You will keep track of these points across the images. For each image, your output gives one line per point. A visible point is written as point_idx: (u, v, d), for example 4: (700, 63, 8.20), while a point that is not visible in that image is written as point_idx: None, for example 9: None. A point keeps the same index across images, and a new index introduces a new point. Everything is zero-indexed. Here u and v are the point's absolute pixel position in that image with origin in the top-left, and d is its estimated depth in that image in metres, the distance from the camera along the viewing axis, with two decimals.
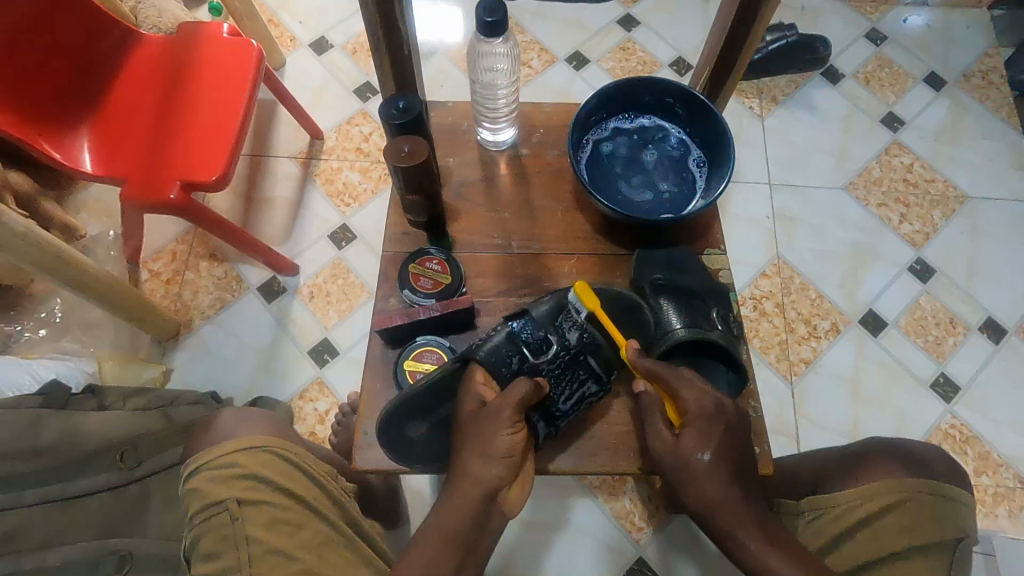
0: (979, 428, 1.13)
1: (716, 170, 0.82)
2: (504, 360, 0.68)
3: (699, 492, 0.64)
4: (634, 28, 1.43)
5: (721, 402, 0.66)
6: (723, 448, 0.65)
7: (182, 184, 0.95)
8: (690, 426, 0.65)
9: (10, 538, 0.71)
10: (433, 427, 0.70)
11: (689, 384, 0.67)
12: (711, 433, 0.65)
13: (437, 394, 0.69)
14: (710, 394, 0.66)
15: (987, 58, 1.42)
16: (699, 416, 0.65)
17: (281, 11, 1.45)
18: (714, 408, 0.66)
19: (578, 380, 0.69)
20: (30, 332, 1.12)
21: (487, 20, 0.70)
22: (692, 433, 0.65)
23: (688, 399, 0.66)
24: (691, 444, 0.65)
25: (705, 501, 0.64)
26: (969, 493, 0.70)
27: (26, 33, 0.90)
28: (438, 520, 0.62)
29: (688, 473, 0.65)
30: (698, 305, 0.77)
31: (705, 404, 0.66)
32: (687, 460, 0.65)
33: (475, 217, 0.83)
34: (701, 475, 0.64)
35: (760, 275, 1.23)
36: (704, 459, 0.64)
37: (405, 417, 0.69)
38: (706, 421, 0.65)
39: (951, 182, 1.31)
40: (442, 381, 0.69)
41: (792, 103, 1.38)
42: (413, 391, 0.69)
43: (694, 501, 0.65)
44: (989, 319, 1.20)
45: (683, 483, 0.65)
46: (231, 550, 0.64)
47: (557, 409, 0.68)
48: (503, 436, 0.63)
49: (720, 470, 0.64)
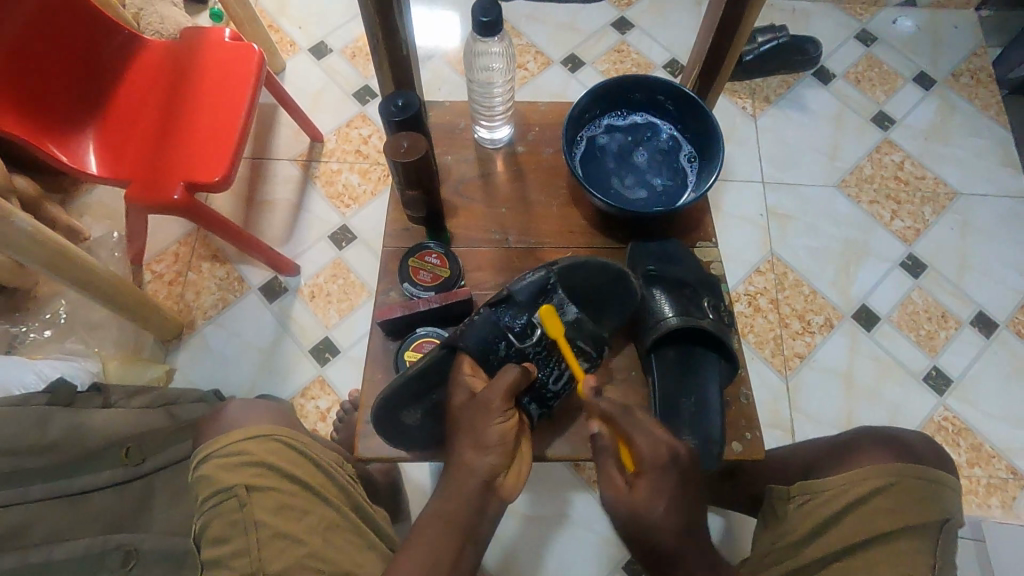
0: (971, 420, 1.14)
1: (707, 165, 0.84)
2: (490, 343, 0.70)
3: (652, 543, 0.62)
4: (628, 30, 1.45)
5: (675, 450, 0.63)
6: (676, 495, 0.62)
7: (185, 185, 0.97)
8: (644, 476, 0.62)
9: (18, 532, 0.72)
10: (427, 413, 0.71)
11: (644, 431, 0.63)
12: (663, 485, 0.62)
13: (426, 380, 0.70)
14: (668, 442, 0.63)
15: (975, 58, 1.44)
16: (653, 466, 0.62)
17: (281, 17, 1.47)
18: (668, 457, 0.62)
19: (566, 360, 0.71)
20: (35, 333, 1.14)
21: (482, 20, 0.72)
22: (645, 484, 0.62)
23: (642, 447, 0.63)
24: (644, 497, 0.62)
25: (657, 550, 0.62)
26: (953, 477, 0.72)
27: (34, 38, 0.92)
28: (439, 504, 0.64)
29: (639, 523, 0.62)
30: (691, 296, 0.79)
31: (660, 453, 0.62)
32: (640, 508, 0.62)
33: (473, 213, 0.85)
34: (654, 526, 0.61)
35: (753, 271, 1.25)
36: (657, 511, 0.61)
37: (400, 406, 0.70)
38: (659, 472, 0.62)
39: (941, 178, 1.33)
40: (430, 368, 0.70)
41: (784, 103, 1.40)
42: (404, 376, 0.69)
43: (643, 548, 0.63)
44: (980, 313, 1.22)
45: (633, 532, 0.63)
46: (240, 534, 0.66)
47: (547, 389, 0.70)
48: (494, 425, 0.65)
49: (671, 519, 0.61)
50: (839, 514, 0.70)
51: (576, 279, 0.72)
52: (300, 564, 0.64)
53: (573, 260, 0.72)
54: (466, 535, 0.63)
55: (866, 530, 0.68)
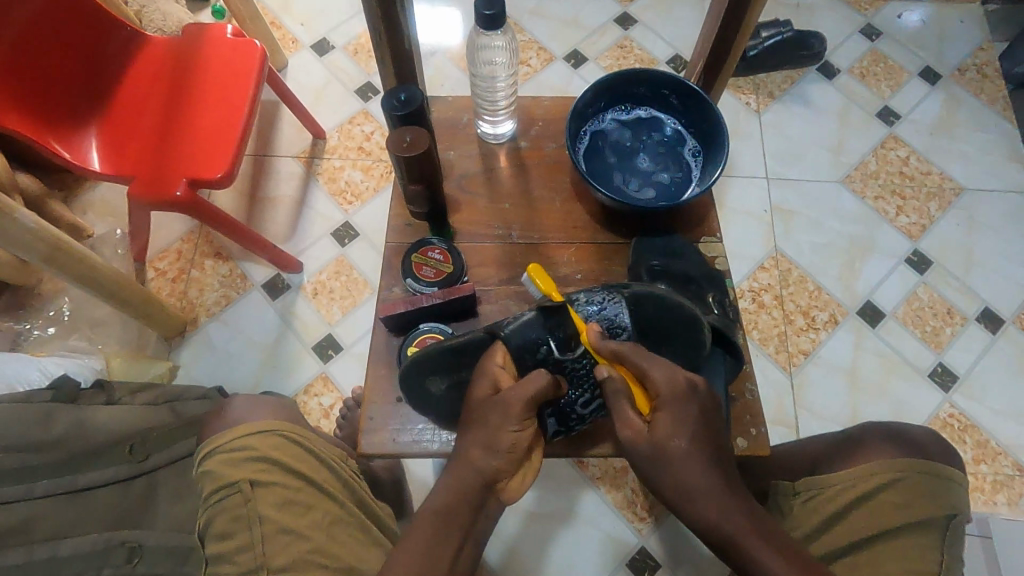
0: (977, 417, 1.14)
1: (712, 160, 0.84)
2: (531, 343, 0.68)
3: (679, 482, 0.62)
4: (631, 26, 1.45)
5: (692, 381, 0.65)
6: (696, 428, 0.63)
7: (189, 182, 0.97)
8: (662, 409, 0.63)
9: (21, 529, 0.70)
10: (451, 386, 0.71)
11: (659, 363, 0.64)
12: (684, 418, 0.63)
13: (459, 356, 0.70)
14: (679, 372, 0.64)
15: (981, 52, 1.43)
16: (671, 399, 0.63)
17: (283, 13, 1.47)
18: (686, 387, 0.64)
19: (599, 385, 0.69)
20: (39, 330, 1.14)
21: (486, 13, 0.71)
22: (667, 417, 0.63)
23: (658, 379, 0.64)
24: (665, 431, 0.62)
25: (683, 489, 0.61)
26: (961, 471, 0.72)
27: (37, 34, 0.92)
28: (436, 499, 0.64)
29: (663, 461, 0.62)
30: (694, 291, 0.79)
31: (676, 383, 0.64)
32: (664, 443, 0.62)
33: (476, 209, 0.85)
34: (679, 460, 0.62)
35: (758, 268, 1.24)
36: (682, 445, 0.62)
37: (429, 374, 0.70)
38: (678, 403, 0.63)
39: (946, 174, 1.32)
40: (465, 348, 0.70)
41: (788, 99, 1.39)
42: (437, 349, 0.70)
43: (666, 487, 0.62)
44: (986, 309, 1.21)
45: (658, 471, 0.62)
46: (244, 529, 0.66)
47: (573, 408, 0.69)
48: (509, 432, 0.63)
49: (697, 453, 0.62)
50: (845, 510, 0.69)
51: (649, 313, 0.71)
52: (304, 559, 0.65)
53: (643, 288, 0.71)
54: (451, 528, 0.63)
55: (873, 525, 0.68)
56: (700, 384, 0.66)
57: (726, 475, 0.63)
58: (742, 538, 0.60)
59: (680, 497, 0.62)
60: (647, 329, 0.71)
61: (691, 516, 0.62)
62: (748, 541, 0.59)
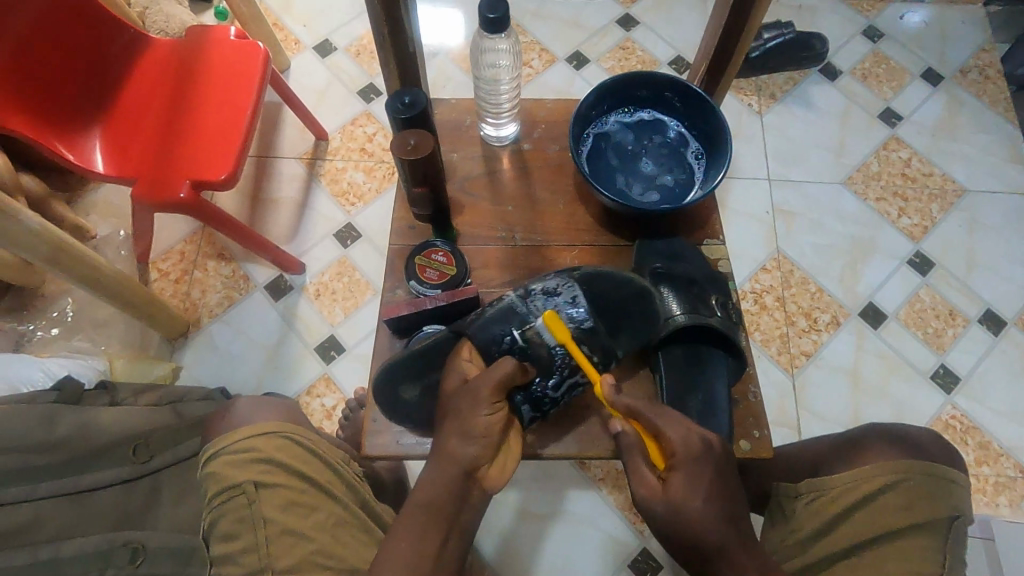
0: (979, 418, 1.14)
1: (714, 163, 0.84)
2: (494, 336, 0.68)
3: (694, 544, 0.61)
4: (633, 27, 1.45)
5: (708, 440, 0.64)
6: (711, 487, 0.62)
7: (191, 183, 0.97)
8: (678, 469, 0.63)
9: (26, 528, 0.71)
10: (425, 389, 0.73)
11: (673, 422, 0.65)
12: (698, 477, 0.62)
13: (428, 358, 0.72)
14: (693, 432, 0.64)
15: (984, 53, 1.43)
16: (687, 459, 0.63)
17: (285, 15, 1.47)
18: (700, 447, 0.64)
19: (569, 367, 0.69)
20: (42, 331, 1.14)
21: (489, 16, 0.72)
22: (681, 477, 0.62)
23: (673, 438, 0.64)
24: (679, 491, 0.62)
25: (701, 552, 0.61)
26: (963, 473, 0.72)
27: (41, 35, 0.92)
28: (420, 491, 0.64)
29: (677, 522, 0.62)
30: (697, 294, 0.78)
31: (691, 443, 0.64)
32: (678, 502, 0.62)
33: (479, 210, 0.85)
34: (694, 520, 0.61)
35: (759, 269, 1.24)
36: (697, 503, 0.61)
37: (400, 381, 0.72)
38: (694, 462, 0.63)
39: (948, 175, 1.32)
40: (434, 349, 0.71)
41: (790, 100, 1.39)
42: (406, 355, 0.71)
43: (683, 548, 0.62)
44: (988, 310, 1.21)
45: (673, 530, 0.62)
46: (247, 530, 0.66)
47: (545, 394, 0.69)
48: (481, 416, 0.64)
49: (711, 513, 0.61)
50: (847, 510, 0.69)
51: (599, 290, 0.72)
52: (306, 561, 0.65)
53: (593, 268, 0.72)
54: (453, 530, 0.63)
55: (874, 526, 0.68)
56: (716, 441, 0.65)
57: (742, 534, 0.62)
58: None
59: (697, 561, 0.62)
60: (602, 308, 0.72)
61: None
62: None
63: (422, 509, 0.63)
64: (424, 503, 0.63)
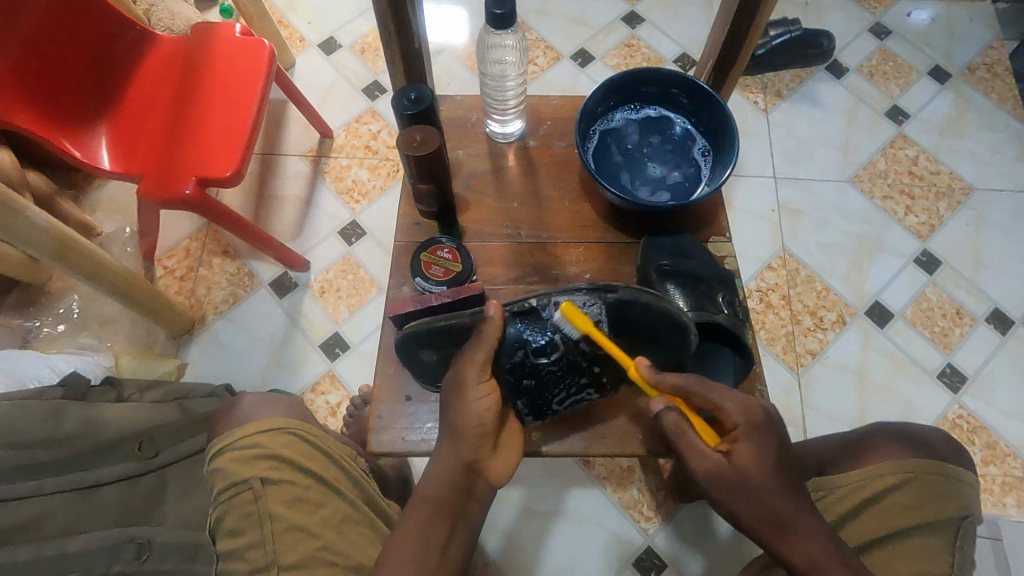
0: (986, 418, 1.13)
1: (721, 159, 0.84)
2: (507, 347, 0.68)
3: (763, 510, 0.63)
4: (639, 24, 1.44)
5: (766, 409, 0.66)
6: (774, 455, 0.64)
7: (196, 180, 0.97)
8: (742, 439, 0.64)
9: (34, 523, 0.71)
10: (443, 358, 0.72)
11: (729, 396, 0.65)
12: (763, 445, 0.64)
13: (449, 337, 0.70)
14: (751, 401, 0.66)
15: (992, 51, 1.42)
16: (750, 428, 0.64)
17: (290, 12, 1.47)
18: (762, 415, 0.65)
19: (576, 385, 0.70)
20: (49, 327, 1.14)
21: (496, 12, 0.71)
22: (746, 446, 0.64)
23: (733, 411, 0.64)
24: (747, 459, 0.63)
25: (772, 517, 0.63)
26: (971, 473, 0.72)
27: (48, 31, 0.92)
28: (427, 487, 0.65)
29: (748, 490, 0.63)
30: (704, 290, 0.79)
31: (752, 413, 0.65)
32: (747, 473, 0.63)
33: (484, 207, 0.85)
34: (762, 487, 0.63)
35: (765, 267, 1.24)
36: (762, 471, 0.63)
37: (419, 347, 0.71)
38: (757, 433, 0.64)
39: (956, 174, 1.31)
40: (455, 328, 0.69)
41: (796, 97, 1.38)
42: (428, 326, 0.69)
43: (753, 515, 0.63)
44: (995, 310, 1.21)
45: (741, 499, 0.64)
46: (255, 526, 0.66)
47: (548, 406, 0.71)
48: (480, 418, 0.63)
49: (779, 481, 0.63)
50: (855, 510, 0.69)
51: (631, 313, 0.68)
52: (313, 557, 0.65)
53: (631, 292, 0.68)
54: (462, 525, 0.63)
55: (882, 526, 0.68)
56: (771, 409, 0.67)
57: (804, 496, 0.64)
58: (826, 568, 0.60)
59: (770, 532, 0.63)
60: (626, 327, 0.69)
61: (781, 545, 0.62)
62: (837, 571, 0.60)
63: (431, 504, 0.64)
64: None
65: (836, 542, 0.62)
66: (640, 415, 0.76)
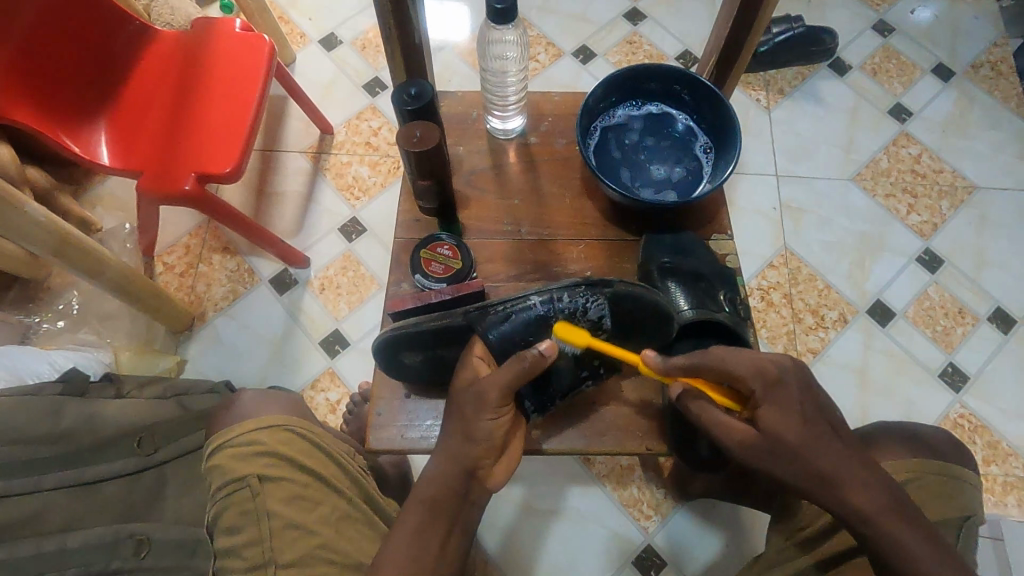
0: (988, 417, 1.13)
1: (723, 156, 0.83)
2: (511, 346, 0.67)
3: (806, 469, 0.59)
4: (640, 21, 1.44)
5: (777, 361, 0.62)
6: (801, 410, 0.60)
7: (196, 176, 0.97)
8: (764, 402, 0.61)
9: (33, 520, 0.70)
10: (429, 359, 0.72)
11: (738, 358, 0.62)
12: (787, 402, 0.60)
13: (441, 338, 0.70)
14: (759, 359, 0.62)
15: (995, 48, 1.41)
16: (766, 389, 0.61)
17: (290, 8, 1.47)
18: (775, 372, 0.61)
19: (577, 378, 0.71)
20: (48, 323, 1.14)
21: (496, 7, 0.71)
22: (771, 411, 0.60)
23: (744, 375, 0.62)
24: (775, 421, 0.60)
25: (817, 475, 0.59)
26: (973, 473, 0.72)
27: (48, 25, 0.92)
28: (424, 487, 0.63)
29: (789, 451, 0.59)
30: (705, 288, 0.79)
31: (764, 370, 0.61)
32: (778, 435, 0.59)
33: (485, 204, 0.85)
34: (800, 448, 0.59)
35: (767, 266, 1.23)
36: (794, 429, 0.59)
37: (405, 349, 0.70)
38: (773, 392, 0.61)
39: (958, 172, 1.31)
40: (447, 329, 0.69)
41: (799, 95, 1.38)
42: (418, 329, 0.69)
43: (798, 477, 0.59)
44: (998, 309, 1.20)
45: (779, 463, 0.60)
46: (253, 524, 0.66)
47: (553, 401, 0.71)
48: (477, 418, 0.62)
49: (816, 437, 0.60)
50: None
51: (624, 306, 0.70)
52: (312, 554, 0.65)
53: (626, 285, 0.70)
54: (458, 526, 0.62)
55: None
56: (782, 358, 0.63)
57: (845, 450, 0.60)
58: (876, 519, 0.58)
59: (817, 488, 0.59)
60: (617, 319, 0.71)
61: (834, 504, 0.59)
62: (893, 524, 0.58)
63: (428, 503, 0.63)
64: (430, 499, 0.62)
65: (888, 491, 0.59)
66: (641, 413, 0.76)
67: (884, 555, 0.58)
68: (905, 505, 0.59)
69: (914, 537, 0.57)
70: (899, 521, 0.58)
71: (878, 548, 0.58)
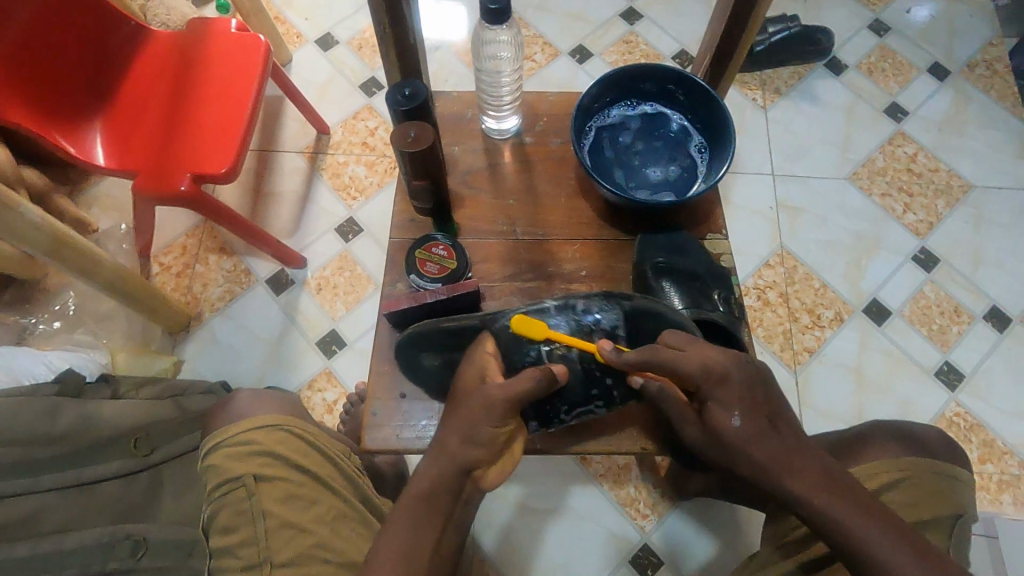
0: (983, 416, 1.13)
1: (718, 156, 0.84)
2: (521, 346, 0.69)
3: (748, 460, 0.60)
4: (636, 20, 1.44)
5: (724, 358, 0.62)
6: (743, 404, 0.61)
7: (191, 176, 0.97)
8: (709, 399, 0.62)
9: (29, 520, 0.71)
10: (444, 363, 0.73)
11: (688, 355, 0.63)
12: (728, 397, 0.61)
13: (457, 337, 0.71)
14: (706, 356, 0.62)
15: (991, 48, 1.42)
16: (709, 385, 0.62)
17: (287, 8, 1.47)
18: (720, 369, 0.62)
19: (587, 396, 0.71)
20: (44, 324, 1.14)
21: (490, 7, 0.71)
22: (715, 407, 0.62)
23: (689, 370, 0.62)
24: (718, 416, 0.62)
25: (757, 466, 0.60)
26: (966, 471, 0.72)
27: (43, 24, 0.92)
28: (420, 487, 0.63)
29: (733, 447, 0.61)
30: (699, 288, 0.81)
31: (709, 366, 0.62)
32: (722, 431, 0.61)
33: (479, 204, 0.85)
34: (739, 441, 0.60)
35: (763, 265, 1.24)
36: (734, 424, 0.61)
37: (422, 347, 0.72)
38: (716, 388, 0.62)
39: (954, 171, 1.31)
40: (463, 329, 0.71)
41: (795, 94, 1.38)
42: (438, 324, 0.71)
43: (743, 468, 0.61)
44: (993, 307, 1.20)
45: (730, 457, 0.62)
46: (248, 523, 0.66)
47: (557, 415, 0.72)
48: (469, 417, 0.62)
49: (757, 430, 0.60)
50: None
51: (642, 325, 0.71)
52: (308, 554, 0.65)
53: (647, 302, 0.71)
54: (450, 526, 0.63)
55: None
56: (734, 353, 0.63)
57: (790, 440, 0.61)
58: (818, 507, 0.58)
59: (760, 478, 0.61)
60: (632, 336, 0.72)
61: (775, 492, 0.60)
62: (833, 512, 0.57)
63: None
64: (425, 501, 0.62)
65: (837, 480, 0.59)
66: (636, 413, 0.76)
67: (832, 541, 0.58)
68: (854, 494, 0.58)
69: (864, 526, 0.56)
70: (844, 511, 0.57)
71: (827, 534, 0.58)
